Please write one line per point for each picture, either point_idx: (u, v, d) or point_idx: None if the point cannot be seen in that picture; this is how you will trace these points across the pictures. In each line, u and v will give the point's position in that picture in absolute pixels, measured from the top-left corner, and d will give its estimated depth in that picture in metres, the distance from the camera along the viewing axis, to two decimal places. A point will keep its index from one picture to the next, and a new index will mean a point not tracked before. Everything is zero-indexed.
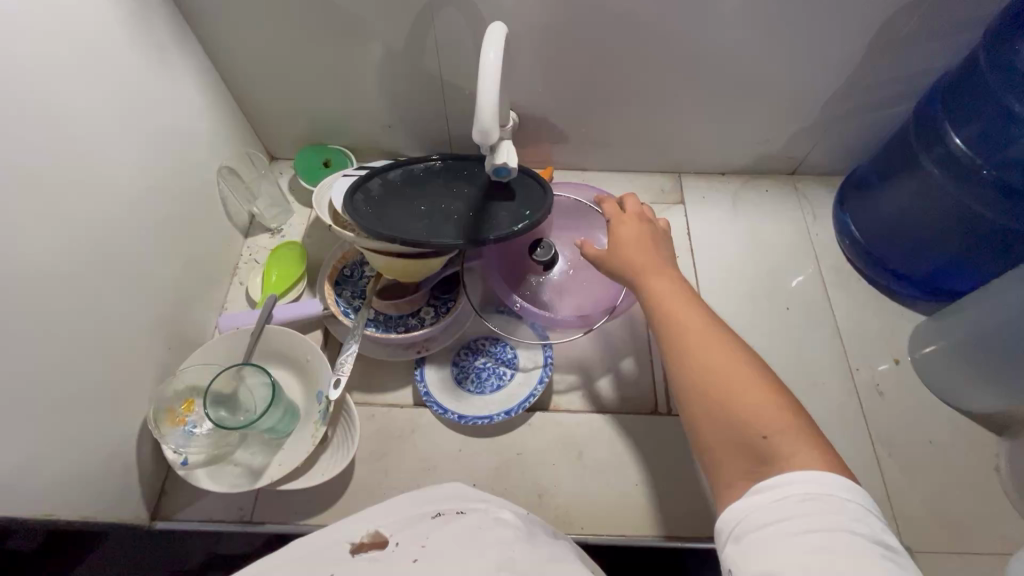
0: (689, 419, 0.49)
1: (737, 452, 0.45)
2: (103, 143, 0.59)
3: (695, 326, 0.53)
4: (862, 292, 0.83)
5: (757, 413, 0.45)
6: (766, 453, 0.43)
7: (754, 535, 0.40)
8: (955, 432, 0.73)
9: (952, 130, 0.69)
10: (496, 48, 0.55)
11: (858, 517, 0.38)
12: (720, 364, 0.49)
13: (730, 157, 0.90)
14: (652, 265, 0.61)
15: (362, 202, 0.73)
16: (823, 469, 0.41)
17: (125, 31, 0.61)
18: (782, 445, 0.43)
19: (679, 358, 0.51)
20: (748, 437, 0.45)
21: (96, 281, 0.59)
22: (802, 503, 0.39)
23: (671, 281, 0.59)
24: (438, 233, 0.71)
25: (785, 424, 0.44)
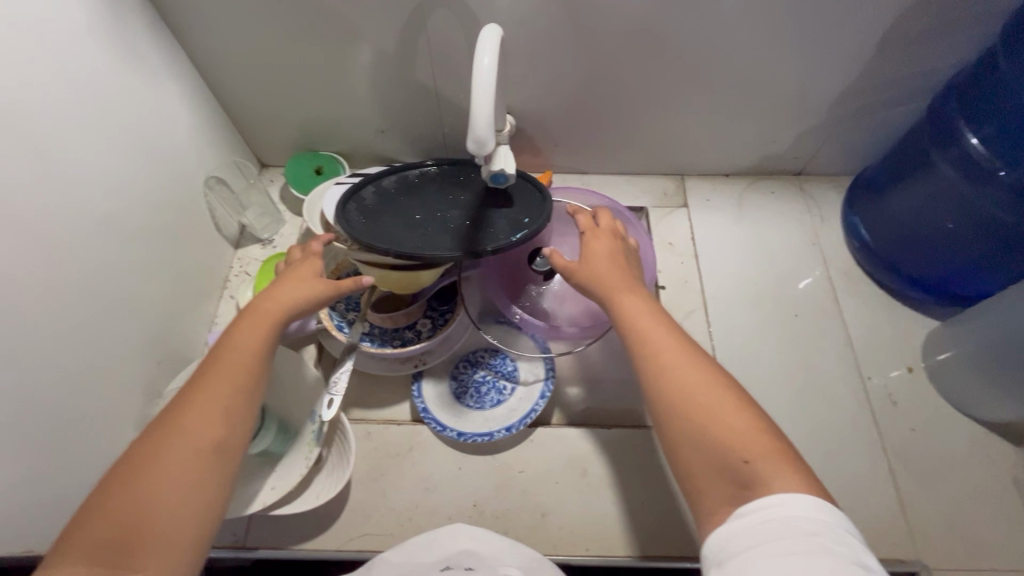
0: (669, 444, 0.46)
1: (718, 478, 0.42)
2: (83, 158, 0.57)
3: (668, 347, 0.50)
4: (873, 297, 0.81)
5: (738, 436, 0.43)
6: (748, 479, 0.41)
7: (733, 559, 0.37)
8: (972, 442, 0.71)
9: (967, 130, 0.66)
10: (490, 53, 0.52)
11: (842, 540, 0.36)
12: (699, 386, 0.47)
13: (734, 159, 0.88)
14: (624, 282, 0.58)
15: (356, 213, 0.70)
16: (806, 494, 0.39)
17: (104, 41, 0.59)
18: (765, 470, 0.41)
19: (654, 382, 0.49)
20: (729, 462, 0.42)
21: (78, 302, 0.56)
22: (785, 525, 0.37)
23: (641, 299, 0.56)
24: (435, 244, 0.68)
25: (767, 448, 0.42)
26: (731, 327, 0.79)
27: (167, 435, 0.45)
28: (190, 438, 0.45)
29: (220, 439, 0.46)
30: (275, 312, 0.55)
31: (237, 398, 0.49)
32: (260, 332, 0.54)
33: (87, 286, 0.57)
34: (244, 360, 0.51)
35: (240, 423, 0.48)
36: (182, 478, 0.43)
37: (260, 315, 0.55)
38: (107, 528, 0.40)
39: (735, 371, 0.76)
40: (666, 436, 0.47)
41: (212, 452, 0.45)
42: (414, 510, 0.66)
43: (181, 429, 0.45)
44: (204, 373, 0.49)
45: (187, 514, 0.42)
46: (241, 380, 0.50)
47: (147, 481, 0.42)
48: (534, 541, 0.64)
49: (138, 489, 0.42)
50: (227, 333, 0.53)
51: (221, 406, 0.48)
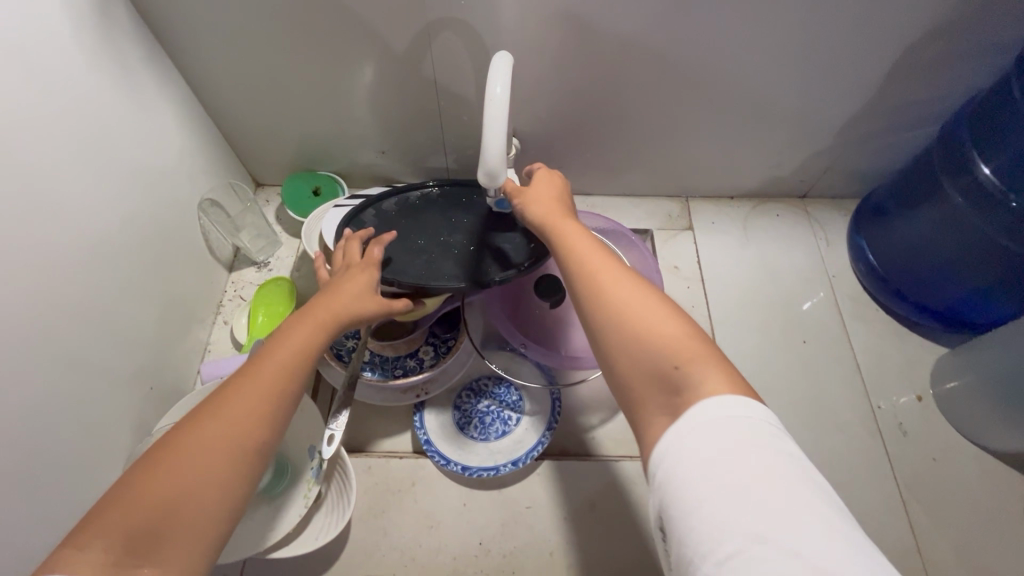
0: (604, 358, 0.43)
1: (651, 386, 0.39)
2: (71, 186, 0.54)
3: (601, 263, 0.47)
4: (881, 323, 0.80)
5: (668, 342, 0.40)
6: (678, 385, 0.38)
7: (670, 464, 0.35)
8: (983, 473, 0.70)
9: (979, 160, 0.66)
10: (503, 82, 0.50)
11: (765, 433, 0.34)
12: (628, 300, 0.43)
13: (740, 181, 0.87)
14: (558, 211, 0.55)
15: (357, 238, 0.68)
16: (734, 395, 0.36)
17: (95, 64, 0.56)
18: (695, 373, 0.38)
19: (590, 296, 0.45)
20: (659, 369, 0.39)
21: (67, 337, 0.54)
22: (718, 430, 0.34)
23: (574, 223, 0.53)
24: (442, 271, 0.67)
25: (698, 352, 0.39)
26: (740, 354, 0.78)
27: (209, 422, 0.41)
28: (231, 430, 0.41)
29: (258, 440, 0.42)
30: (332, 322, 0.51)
31: (280, 401, 0.44)
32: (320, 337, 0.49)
33: (76, 319, 0.55)
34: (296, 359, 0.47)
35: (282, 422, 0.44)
36: (214, 474, 0.39)
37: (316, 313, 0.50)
38: (138, 515, 0.36)
39: None
40: (602, 352, 0.43)
41: (250, 453, 0.42)
42: (418, 549, 0.63)
43: (223, 418, 0.41)
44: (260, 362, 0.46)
45: (213, 515, 0.39)
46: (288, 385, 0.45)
47: (185, 471, 0.38)
48: None
49: (176, 478, 0.38)
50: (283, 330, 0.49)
51: (264, 405, 0.43)
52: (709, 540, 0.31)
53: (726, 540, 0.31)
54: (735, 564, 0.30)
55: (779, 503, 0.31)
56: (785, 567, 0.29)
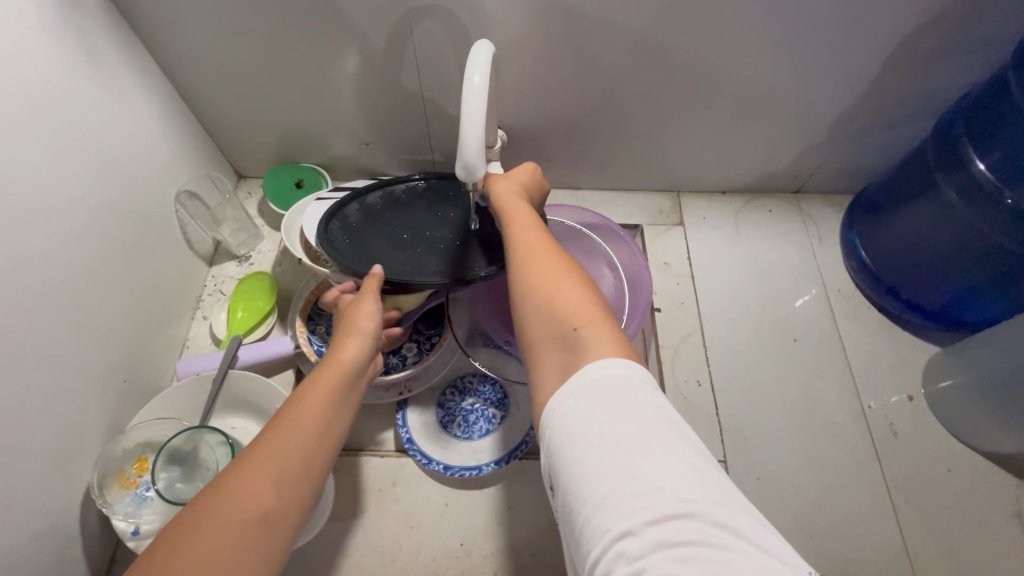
0: (518, 322, 0.43)
1: (551, 346, 0.39)
2: (39, 177, 0.52)
3: (537, 239, 0.47)
4: (874, 322, 0.79)
5: (573, 308, 0.40)
6: (573, 344, 0.37)
7: (553, 421, 0.34)
8: (974, 474, 0.69)
9: (975, 156, 0.65)
10: (481, 71, 0.48)
11: (645, 393, 0.34)
12: (547, 272, 0.43)
13: (732, 176, 0.85)
14: (516, 194, 0.55)
15: (341, 236, 0.67)
16: (625, 363, 0.35)
17: (63, 49, 0.54)
18: (589, 336, 0.37)
19: (517, 268, 0.45)
20: (560, 330, 0.39)
21: (36, 332, 0.52)
22: (605, 389, 0.34)
23: (522, 203, 0.53)
24: (427, 269, 0.65)
25: (599, 320, 0.39)
26: (730, 352, 0.76)
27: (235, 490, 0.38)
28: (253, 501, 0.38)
29: (268, 508, 0.38)
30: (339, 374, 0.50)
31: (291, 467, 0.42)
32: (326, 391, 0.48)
33: (45, 315, 0.53)
34: (308, 422, 0.45)
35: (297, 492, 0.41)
36: (231, 545, 0.36)
37: (323, 375, 0.49)
38: None
39: (734, 398, 0.73)
40: (517, 318, 0.43)
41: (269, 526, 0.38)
42: (399, 550, 0.62)
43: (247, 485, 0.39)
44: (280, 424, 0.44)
45: None
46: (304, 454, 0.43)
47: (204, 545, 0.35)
48: None
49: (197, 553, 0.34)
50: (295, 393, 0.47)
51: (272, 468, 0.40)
52: (588, 485, 0.31)
53: (603, 483, 0.31)
54: (610, 507, 0.30)
55: (656, 453, 0.31)
56: (654, 504, 0.29)
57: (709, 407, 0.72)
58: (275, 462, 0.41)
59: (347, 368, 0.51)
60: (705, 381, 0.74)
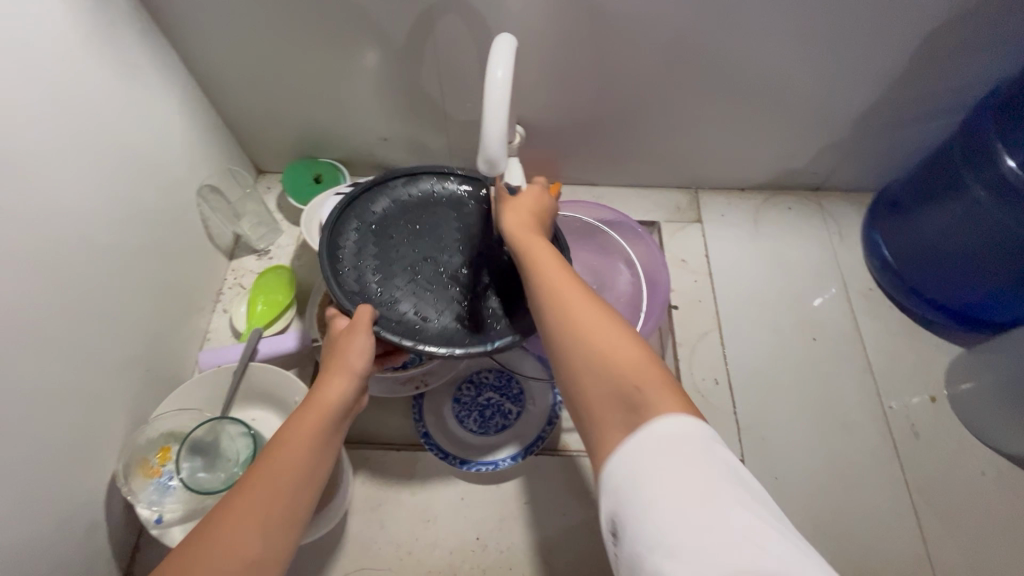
0: (565, 375, 0.42)
1: (612, 405, 0.39)
2: (66, 167, 0.53)
3: (564, 281, 0.46)
4: (896, 322, 0.78)
5: (629, 362, 0.40)
6: (637, 406, 0.37)
7: (624, 469, 0.35)
8: (997, 477, 0.68)
9: (1005, 153, 0.63)
10: (505, 65, 0.48)
11: (715, 452, 0.35)
12: (594, 326, 0.42)
13: (751, 173, 0.84)
14: (531, 227, 0.53)
15: (356, 239, 0.61)
16: (691, 420, 0.36)
17: (91, 43, 0.55)
18: (653, 395, 0.38)
19: (557, 316, 0.44)
20: (622, 389, 0.39)
21: (65, 322, 0.53)
22: (676, 444, 0.34)
23: (540, 237, 0.51)
24: (434, 309, 0.58)
25: (657, 376, 0.39)
26: (748, 351, 0.76)
27: (214, 543, 0.39)
28: (229, 555, 0.39)
29: (256, 555, 0.40)
30: (323, 412, 0.47)
31: (277, 515, 0.42)
32: (312, 430, 0.46)
33: (72, 305, 0.54)
34: (298, 464, 0.44)
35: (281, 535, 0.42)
36: None
37: (309, 414, 0.47)
38: None
39: (751, 397, 0.73)
40: (562, 370, 0.43)
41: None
42: (415, 542, 0.63)
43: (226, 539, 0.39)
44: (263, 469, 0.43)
45: None
46: (293, 496, 0.43)
47: None
48: None
49: None
50: (278, 436, 0.45)
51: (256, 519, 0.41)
52: (663, 536, 0.31)
53: (678, 535, 0.31)
54: (687, 559, 0.30)
55: (732, 510, 0.31)
56: (735, 561, 0.29)
57: (727, 406, 0.72)
58: (263, 512, 0.41)
59: (333, 408, 0.48)
60: (722, 379, 0.74)
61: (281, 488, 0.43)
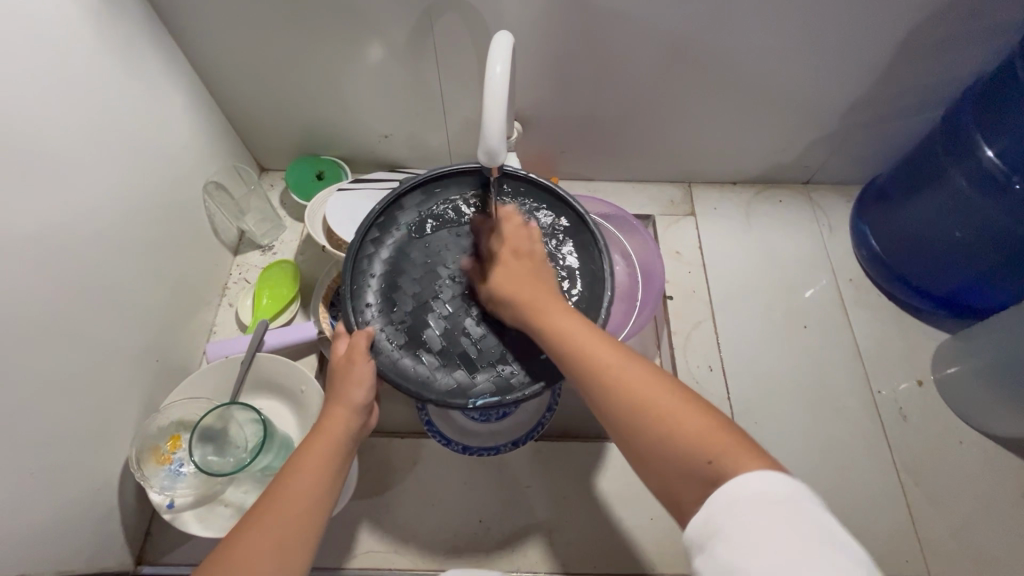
0: (639, 459, 0.41)
1: (686, 482, 0.38)
2: (79, 161, 0.54)
3: (595, 361, 0.45)
4: (884, 309, 0.80)
5: (697, 434, 0.39)
6: (712, 479, 0.37)
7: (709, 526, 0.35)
8: (983, 457, 0.70)
9: (983, 143, 0.66)
10: (504, 61, 0.50)
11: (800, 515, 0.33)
12: (651, 403, 0.42)
13: (743, 166, 0.86)
14: (541, 297, 0.51)
15: (401, 234, 0.58)
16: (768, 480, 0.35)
17: (101, 43, 0.57)
18: (728, 464, 0.37)
19: (603, 403, 0.43)
20: (692, 464, 0.38)
21: (77, 313, 0.54)
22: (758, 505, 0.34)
23: (563, 310, 0.49)
24: (440, 340, 0.54)
25: (723, 441, 0.38)
26: (741, 339, 0.78)
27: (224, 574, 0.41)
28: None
29: None
30: (331, 439, 0.50)
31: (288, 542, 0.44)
32: (318, 460, 0.48)
33: (86, 296, 0.55)
34: (304, 491, 0.46)
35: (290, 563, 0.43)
36: None
37: (316, 444, 0.49)
38: None
39: (745, 384, 0.75)
40: (634, 454, 0.42)
41: None
42: (420, 526, 0.65)
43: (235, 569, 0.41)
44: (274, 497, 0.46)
45: None
46: (304, 524, 0.45)
47: None
48: (541, 558, 0.63)
49: None
50: (287, 467, 0.48)
51: (273, 540, 0.43)
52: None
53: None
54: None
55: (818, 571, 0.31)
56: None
57: (721, 391, 0.74)
58: (273, 539, 0.43)
59: (336, 439, 0.50)
60: (717, 366, 0.76)
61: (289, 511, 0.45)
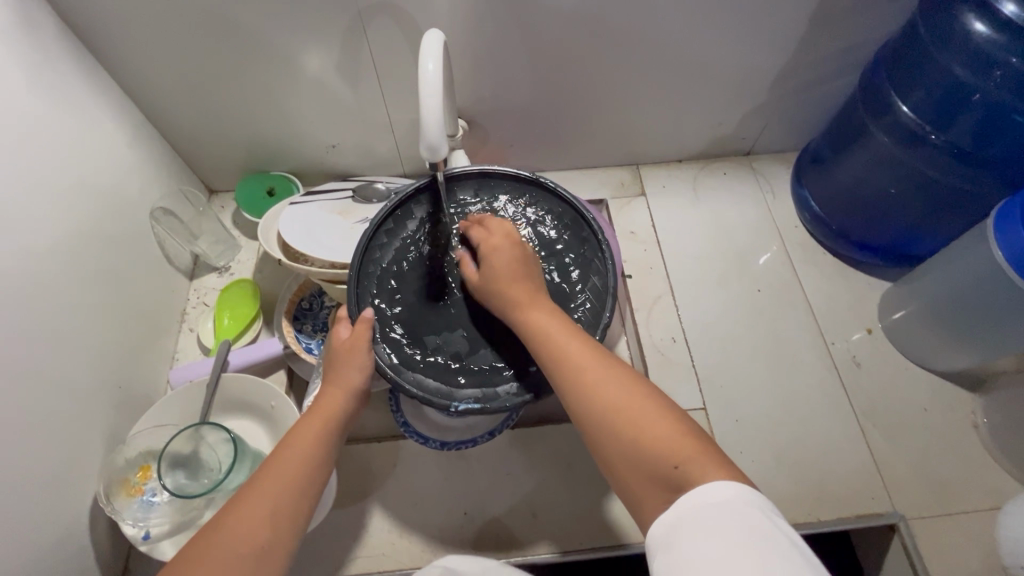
0: (605, 457, 0.43)
1: (652, 486, 0.40)
2: (18, 200, 0.53)
3: (582, 373, 0.46)
4: (829, 266, 0.84)
5: (666, 440, 0.40)
6: (677, 484, 0.38)
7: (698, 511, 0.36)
8: (933, 393, 0.74)
9: (898, 99, 0.69)
10: (435, 58, 0.51)
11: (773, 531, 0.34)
12: (627, 404, 0.43)
13: (686, 144, 0.89)
14: (528, 294, 0.52)
15: (409, 231, 0.61)
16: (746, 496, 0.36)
17: (26, 75, 0.55)
18: (692, 471, 0.38)
19: (582, 399, 0.45)
20: (657, 466, 0.40)
21: (27, 351, 0.53)
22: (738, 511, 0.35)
23: (552, 315, 0.50)
24: (436, 339, 0.57)
25: (691, 449, 0.40)
26: (700, 308, 0.81)
27: (222, 530, 0.44)
28: (236, 542, 0.43)
29: (263, 545, 0.44)
30: (328, 415, 0.52)
31: (282, 508, 0.46)
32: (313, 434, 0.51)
33: (34, 332, 0.54)
34: (296, 463, 0.49)
35: (284, 530, 0.45)
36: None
37: (313, 420, 0.52)
38: None
39: (708, 351, 0.77)
40: (601, 454, 0.44)
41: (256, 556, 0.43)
42: (406, 525, 0.65)
43: (234, 525, 0.44)
44: (274, 461, 0.48)
45: None
46: (297, 494, 0.47)
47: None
48: (528, 541, 0.64)
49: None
50: (284, 439, 0.50)
51: (270, 505, 0.45)
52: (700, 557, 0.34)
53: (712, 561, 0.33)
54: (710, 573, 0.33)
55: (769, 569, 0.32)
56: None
57: (685, 360, 0.77)
58: (267, 501, 0.46)
59: (333, 416, 0.53)
60: (679, 337, 0.78)
61: (284, 478, 0.47)
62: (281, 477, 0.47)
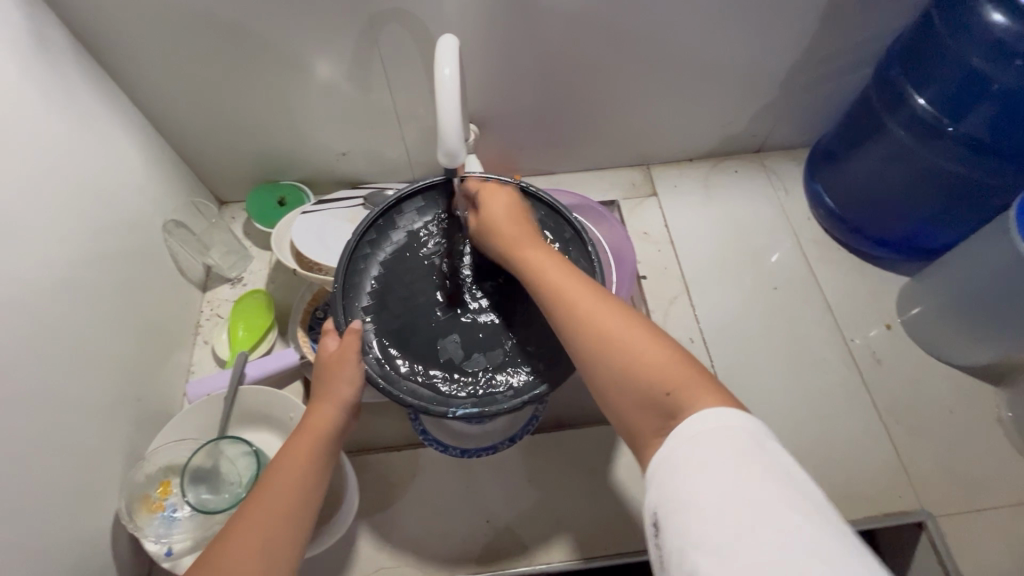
0: (598, 389, 0.44)
1: (645, 412, 0.40)
2: (35, 218, 0.53)
3: (574, 302, 0.46)
4: (845, 262, 0.83)
5: (658, 368, 0.41)
6: (670, 411, 0.39)
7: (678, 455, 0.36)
8: (955, 388, 0.74)
9: (914, 92, 0.69)
10: (451, 64, 0.50)
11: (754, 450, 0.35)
12: (619, 332, 0.43)
13: (696, 143, 0.89)
14: (522, 233, 0.53)
15: (402, 238, 0.60)
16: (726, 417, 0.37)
17: (39, 92, 0.55)
18: (683, 395, 0.39)
19: (573, 330, 0.45)
20: (650, 394, 0.40)
21: (46, 369, 0.52)
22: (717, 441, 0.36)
23: (548, 254, 0.50)
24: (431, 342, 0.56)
25: (682, 373, 0.40)
26: (717, 308, 0.80)
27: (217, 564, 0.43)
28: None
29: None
30: (316, 434, 0.52)
31: (275, 535, 0.45)
32: (301, 457, 0.50)
33: (53, 349, 0.53)
34: (285, 488, 0.48)
35: (279, 557, 0.45)
36: None
37: (302, 440, 0.51)
38: None
39: (726, 350, 0.77)
40: (595, 387, 0.44)
41: None
42: (429, 534, 0.64)
43: (229, 557, 0.43)
44: (263, 488, 0.48)
45: None
46: (290, 519, 0.47)
47: None
48: (552, 547, 0.63)
49: None
50: (271, 465, 0.50)
51: (261, 532, 0.45)
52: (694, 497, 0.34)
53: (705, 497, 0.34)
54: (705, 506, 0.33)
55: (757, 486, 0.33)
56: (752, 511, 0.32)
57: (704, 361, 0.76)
58: (259, 530, 0.45)
59: (321, 434, 0.52)
60: (697, 338, 0.78)
61: (276, 506, 0.47)
62: (274, 502, 0.47)
